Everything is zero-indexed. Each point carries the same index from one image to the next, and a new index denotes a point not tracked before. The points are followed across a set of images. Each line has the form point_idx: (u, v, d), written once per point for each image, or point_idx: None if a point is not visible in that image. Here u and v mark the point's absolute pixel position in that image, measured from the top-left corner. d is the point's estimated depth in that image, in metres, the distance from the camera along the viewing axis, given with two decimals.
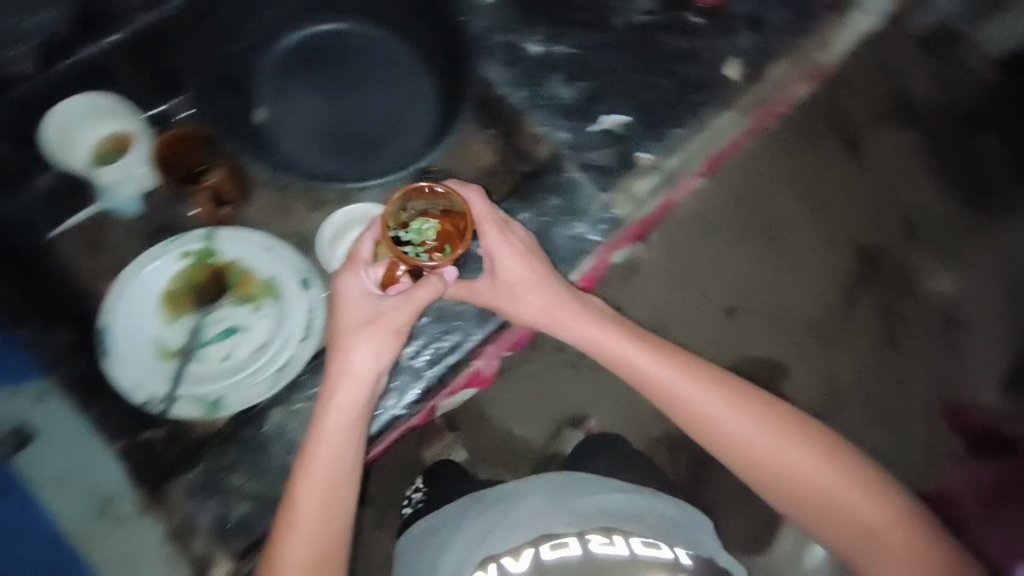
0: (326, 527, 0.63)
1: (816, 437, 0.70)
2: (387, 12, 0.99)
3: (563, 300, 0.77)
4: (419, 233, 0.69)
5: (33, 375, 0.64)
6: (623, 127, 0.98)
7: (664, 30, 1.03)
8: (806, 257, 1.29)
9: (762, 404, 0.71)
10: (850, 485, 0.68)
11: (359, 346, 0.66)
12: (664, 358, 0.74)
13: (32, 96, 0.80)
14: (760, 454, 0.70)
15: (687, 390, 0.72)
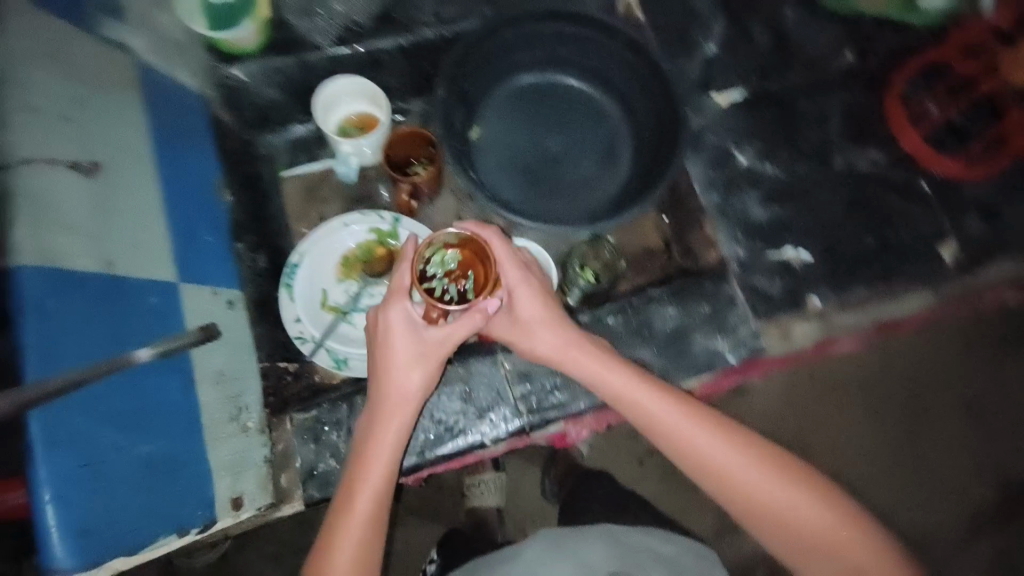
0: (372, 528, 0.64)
1: (815, 482, 0.69)
2: (620, 83, 1.05)
3: (602, 359, 0.74)
4: (442, 265, 0.69)
5: (230, 284, 0.78)
6: (805, 266, 0.93)
7: (887, 186, 0.97)
8: (935, 471, 1.14)
9: (761, 449, 0.70)
10: (853, 535, 0.66)
11: (412, 374, 0.67)
12: (676, 403, 0.71)
13: (318, 62, 0.94)
14: (770, 504, 0.68)
15: (700, 441, 0.69)
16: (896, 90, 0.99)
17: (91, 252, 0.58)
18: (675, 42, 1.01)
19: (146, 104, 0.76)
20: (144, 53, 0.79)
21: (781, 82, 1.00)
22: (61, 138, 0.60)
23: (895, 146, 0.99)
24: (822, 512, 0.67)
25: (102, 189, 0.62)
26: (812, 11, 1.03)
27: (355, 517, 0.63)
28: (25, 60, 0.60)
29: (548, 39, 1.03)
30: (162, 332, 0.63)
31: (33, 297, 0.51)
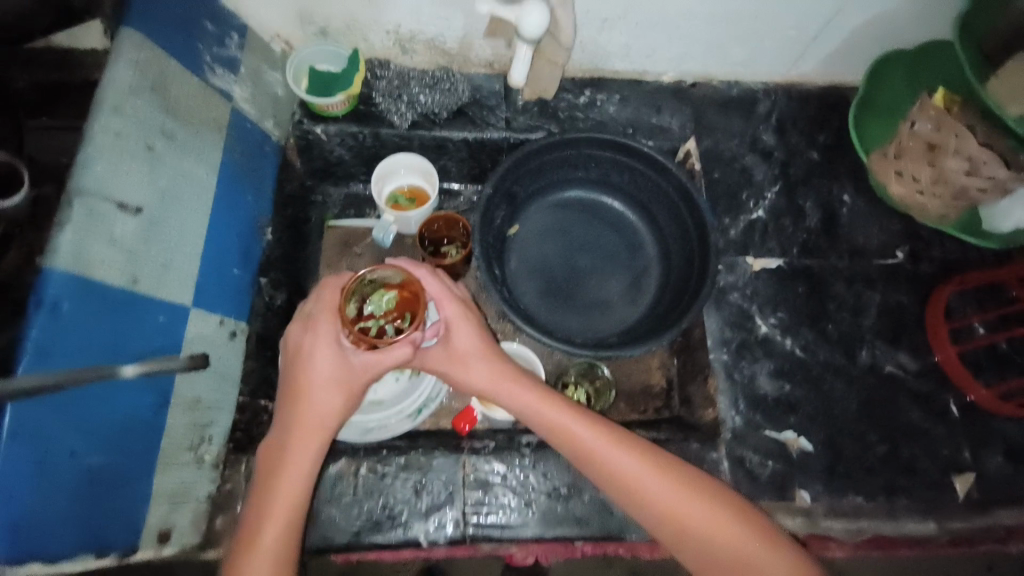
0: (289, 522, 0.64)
1: (763, 527, 0.67)
2: (663, 222, 1.08)
3: (549, 400, 0.74)
4: (378, 306, 0.74)
5: (239, 316, 0.85)
6: (802, 454, 0.88)
7: (910, 396, 0.92)
8: None
9: (702, 489, 0.69)
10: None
11: (328, 393, 0.69)
12: (616, 444, 0.71)
13: (389, 137, 1.03)
14: (719, 550, 0.66)
15: (642, 483, 0.69)
16: (943, 300, 0.94)
17: (120, 269, 0.66)
18: (725, 198, 1.04)
19: (226, 145, 0.85)
20: (239, 100, 0.88)
21: (822, 262, 0.99)
22: (135, 166, 0.69)
23: (928, 356, 0.94)
24: (779, 560, 0.64)
25: (154, 214, 0.71)
26: (872, 203, 1.03)
27: (273, 512, 0.64)
28: (132, 94, 0.70)
29: (604, 164, 1.07)
30: (161, 351, 0.71)
31: (54, 298, 0.58)
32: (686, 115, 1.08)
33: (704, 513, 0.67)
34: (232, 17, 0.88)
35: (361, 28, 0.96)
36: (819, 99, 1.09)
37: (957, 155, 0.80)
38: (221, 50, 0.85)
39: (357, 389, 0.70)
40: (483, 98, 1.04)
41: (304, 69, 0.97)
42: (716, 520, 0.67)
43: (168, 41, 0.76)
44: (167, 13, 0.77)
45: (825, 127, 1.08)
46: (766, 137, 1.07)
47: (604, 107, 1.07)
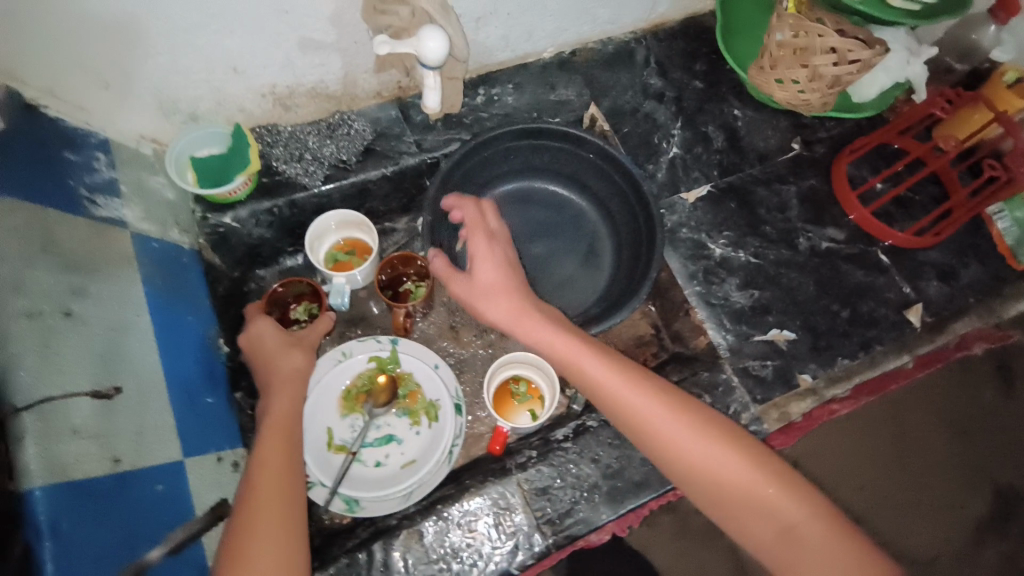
0: (285, 485, 0.63)
1: (786, 474, 0.66)
2: (594, 187, 1.12)
3: (562, 335, 0.75)
4: (303, 314, 0.96)
5: (234, 443, 0.78)
6: (789, 344, 0.98)
7: (850, 261, 1.04)
8: (973, 465, 1.12)
9: (726, 432, 0.68)
10: (824, 532, 0.62)
11: (290, 354, 0.80)
12: (637, 383, 0.70)
13: (307, 201, 0.97)
14: (734, 490, 0.65)
15: (651, 417, 0.68)
16: (843, 170, 1.09)
17: (96, 458, 0.58)
18: (641, 149, 1.10)
19: (144, 277, 0.75)
20: (135, 222, 0.78)
21: (740, 174, 1.09)
22: (65, 343, 0.60)
23: (848, 221, 1.07)
24: (794, 502, 0.64)
25: (105, 385, 0.62)
26: (758, 110, 1.14)
27: (270, 470, 0.63)
28: (27, 265, 0.60)
29: (523, 153, 1.09)
30: (173, 519, 0.64)
31: (50, 521, 0.52)
32: (578, 83, 1.12)
33: (709, 445, 0.66)
34: (89, 135, 0.77)
35: (235, 99, 0.89)
36: (682, 33, 1.17)
37: (824, 50, 0.90)
38: (93, 176, 0.74)
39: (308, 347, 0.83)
40: (386, 129, 1.01)
41: (186, 160, 0.89)
42: (722, 450, 0.66)
43: (37, 188, 0.65)
44: (25, 157, 0.66)
45: (697, 56, 1.16)
46: (653, 81, 1.14)
47: (503, 100, 1.08)
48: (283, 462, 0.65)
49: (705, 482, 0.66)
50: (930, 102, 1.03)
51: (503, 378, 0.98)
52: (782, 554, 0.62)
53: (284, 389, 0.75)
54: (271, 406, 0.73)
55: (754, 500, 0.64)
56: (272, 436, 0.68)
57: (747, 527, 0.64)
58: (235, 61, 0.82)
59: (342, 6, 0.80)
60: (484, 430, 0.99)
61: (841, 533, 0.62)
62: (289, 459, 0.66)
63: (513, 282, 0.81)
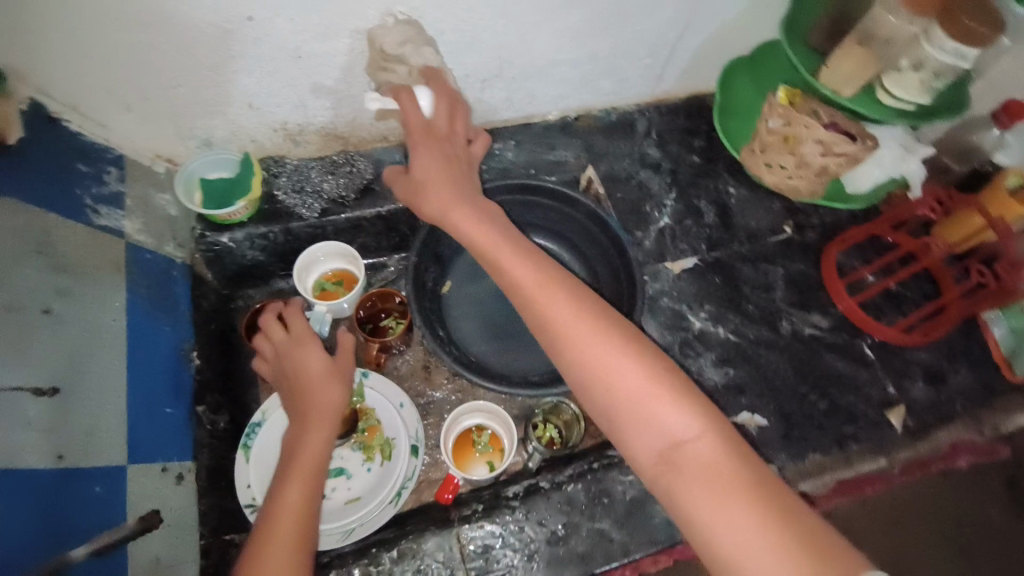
0: (300, 536, 0.67)
1: (683, 386, 0.60)
2: (582, 247, 1.14)
3: (485, 226, 0.72)
4: None
5: (182, 456, 0.80)
6: (760, 429, 0.95)
7: (833, 351, 1.02)
8: None
9: (632, 345, 0.63)
10: (711, 451, 0.57)
11: (330, 387, 0.82)
12: (553, 282, 0.66)
13: (302, 230, 1.02)
14: (629, 402, 0.60)
15: (553, 314, 0.64)
16: (832, 258, 1.08)
17: (40, 451, 0.60)
18: (632, 215, 1.12)
19: (129, 285, 0.79)
20: (132, 233, 0.84)
21: (727, 250, 1.10)
22: (37, 338, 0.64)
23: (836, 310, 1.06)
24: (686, 419, 0.59)
25: (66, 383, 0.65)
26: (753, 189, 1.15)
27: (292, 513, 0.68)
28: (17, 262, 0.64)
29: (516, 206, 1.13)
30: (104, 526, 0.65)
31: None
32: (576, 146, 1.16)
33: (606, 349, 0.62)
34: (104, 151, 0.85)
35: (248, 131, 0.95)
36: (684, 110, 1.21)
37: (810, 141, 0.92)
38: (100, 188, 0.80)
39: (347, 377, 0.84)
40: (388, 171, 1.06)
41: (195, 181, 0.95)
42: (620, 357, 0.62)
43: (42, 196, 0.71)
44: (39, 167, 0.73)
45: (697, 133, 1.20)
46: (650, 151, 1.17)
47: (502, 155, 1.13)
48: (301, 497, 0.71)
49: (599, 388, 0.61)
50: (920, 202, 1.01)
51: (466, 426, 0.98)
52: (668, 475, 0.58)
53: (319, 426, 0.78)
54: (301, 442, 0.77)
55: (645, 413, 0.59)
56: (298, 477, 0.73)
57: (638, 445, 0.60)
58: (251, 98, 0.88)
59: (353, 59, 0.86)
60: (439, 475, 0.98)
61: (735, 457, 0.57)
62: (309, 509, 0.70)
63: (454, 177, 0.78)
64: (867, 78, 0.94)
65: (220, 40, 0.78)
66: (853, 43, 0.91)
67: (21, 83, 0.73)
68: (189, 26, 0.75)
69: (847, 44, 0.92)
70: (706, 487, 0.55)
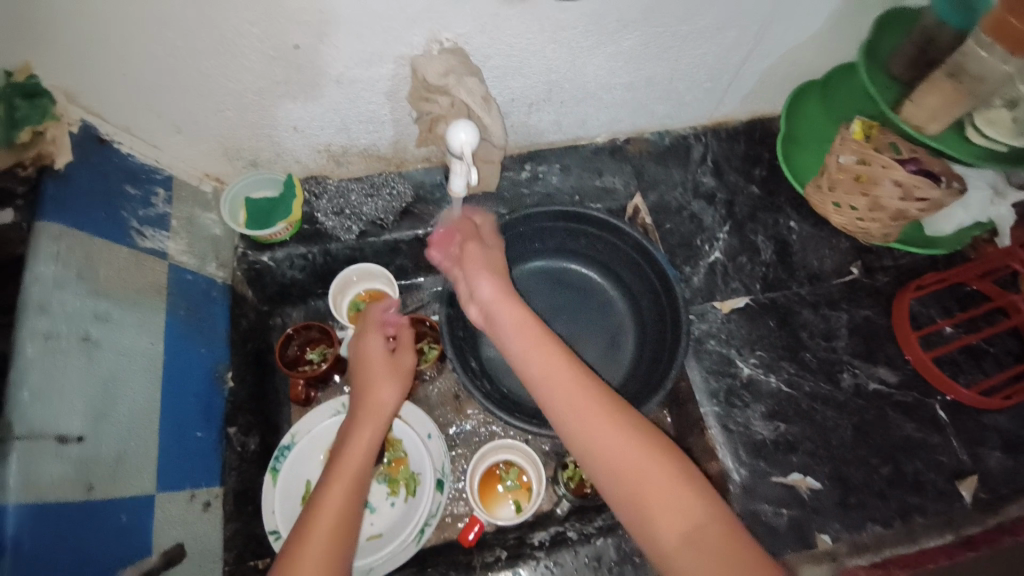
0: (333, 553, 0.63)
1: (695, 478, 0.65)
2: (628, 279, 1.08)
3: (520, 317, 0.77)
4: (317, 355, 1.00)
5: (211, 481, 0.80)
6: (813, 493, 0.87)
7: (900, 410, 0.93)
8: None
9: (649, 437, 0.66)
10: (730, 535, 0.60)
11: (382, 386, 0.79)
12: (580, 373, 0.71)
13: (341, 251, 1.02)
14: (649, 489, 0.63)
15: (572, 399, 0.69)
16: (905, 307, 0.98)
17: (71, 482, 0.61)
18: (681, 249, 1.06)
19: (168, 306, 0.80)
20: (175, 254, 0.85)
21: (785, 292, 1.02)
22: (73, 367, 0.64)
23: (905, 364, 0.96)
24: (705, 505, 0.62)
25: (99, 411, 0.66)
26: (817, 226, 1.07)
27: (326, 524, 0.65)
28: (57, 288, 0.65)
29: (557, 233, 1.09)
30: (127, 555, 0.65)
31: (14, 539, 0.55)
32: (626, 173, 1.11)
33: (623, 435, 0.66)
34: (155, 172, 0.86)
35: (292, 153, 0.95)
36: (745, 136, 1.14)
37: (886, 182, 0.84)
38: (147, 210, 0.82)
39: (404, 378, 0.82)
40: (429, 194, 1.03)
41: (240, 202, 0.95)
42: (634, 447, 0.65)
43: (88, 219, 0.72)
44: (86, 190, 0.74)
45: (757, 162, 1.12)
46: (705, 180, 1.11)
47: (547, 179, 1.09)
48: (341, 505, 0.67)
49: (614, 472, 0.64)
50: (1010, 251, 0.96)
51: (491, 464, 0.94)
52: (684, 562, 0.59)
53: (369, 427, 0.75)
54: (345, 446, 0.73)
55: (659, 501, 0.62)
56: (338, 485, 0.69)
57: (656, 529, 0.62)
58: (295, 122, 0.88)
59: (396, 84, 0.84)
60: (464, 511, 0.95)
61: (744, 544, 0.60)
62: (346, 523, 0.66)
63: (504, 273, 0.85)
64: (957, 116, 0.86)
65: (266, 67, 0.77)
66: (942, 76, 0.83)
67: (74, 105, 0.74)
68: (235, 52, 0.74)
69: (934, 76, 0.84)
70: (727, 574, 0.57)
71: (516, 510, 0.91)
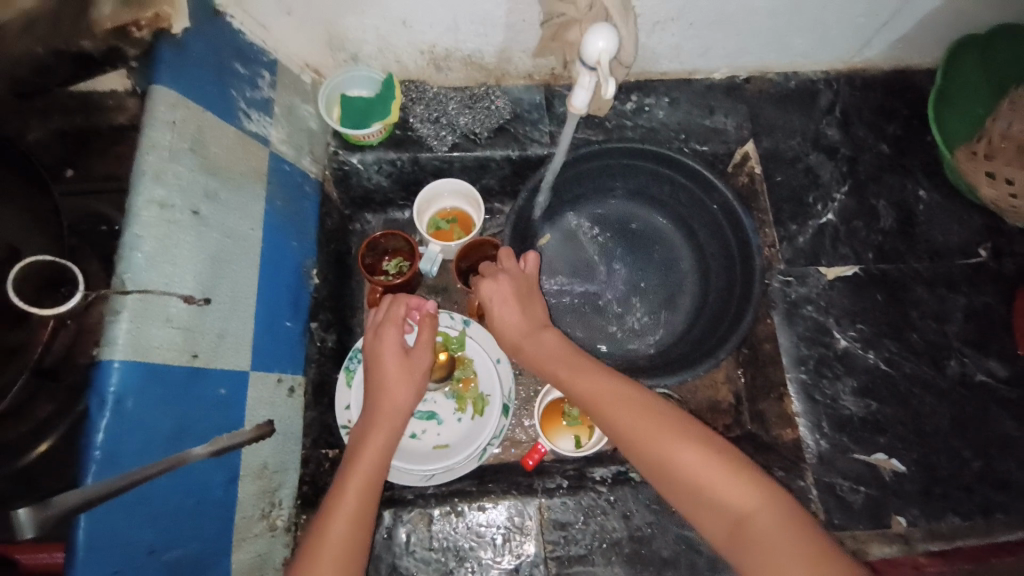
0: (354, 533, 0.65)
1: (741, 465, 0.63)
2: (703, 239, 1.05)
3: (554, 358, 0.77)
4: (396, 267, 0.98)
5: (296, 369, 0.83)
6: (894, 476, 0.83)
7: (1005, 406, 0.86)
8: None
9: (671, 423, 0.67)
10: (781, 520, 0.58)
11: (395, 391, 0.76)
12: (605, 381, 0.72)
13: (430, 163, 0.98)
14: (687, 480, 0.63)
15: (606, 407, 0.70)
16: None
17: (177, 349, 0.63)
18: (790, 204, 0.98)
19: (267, 195, 0.80)
20: (276, 142, 0.83)
21: (899, 265, 0.93)
22: (184, 241, 0.65)
23: (1019, 360, 0.88)
24: (748, 492, 0.60)
25: (206, 286, 0.67)
26: (948, 196, 0.97)
27: (343, 518, 0.65)
28: (168, 163, 0.64)
29: (648, 174, 1.04)
30: (227, 425, 0.69)
31: (118, 395, 0.56)
32: (741, 114, 1.02)
33: (651, 428, 0.66)
34: (262, 54, 0.82)
35: (394, 50, 0.90)
36: (883, 87, 1.02)
37: None
38: (254, 92, 0.80)
39: (418, 378, 0.78)
40: (528, 113, 0.98)
41: (336, 97, 0.93)
42: (675, 440, 0.65)
43: (201, 91, 0.71)
44: (200, 60, 0.72)
45: (892, 117, 1.01)
46: (829, 132, 1.00)
47: (652, 112, 1.02)
48: (357, 503, 0.67)
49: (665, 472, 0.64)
50: None
51: (556, 397, 0.95)
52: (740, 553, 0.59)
53: (383, 430, 0.74)
54: (360, 450, 0.72)
55: (709, 497, 0.61)
56: (354, 483, 0.68)
57: (705, 522, 0.62)
58: (405, 14, 0.83)
59: None
60: (525, 438, 0.97)
61: (798, 521, 0.58)
62: (364, 516, 0.67)
63: (530, 303, 0.84)
64: None
65: None
66: None
67: None
68: None
69: None
70: (779, 552, 0.56)
71: (576, 446, 0.92)
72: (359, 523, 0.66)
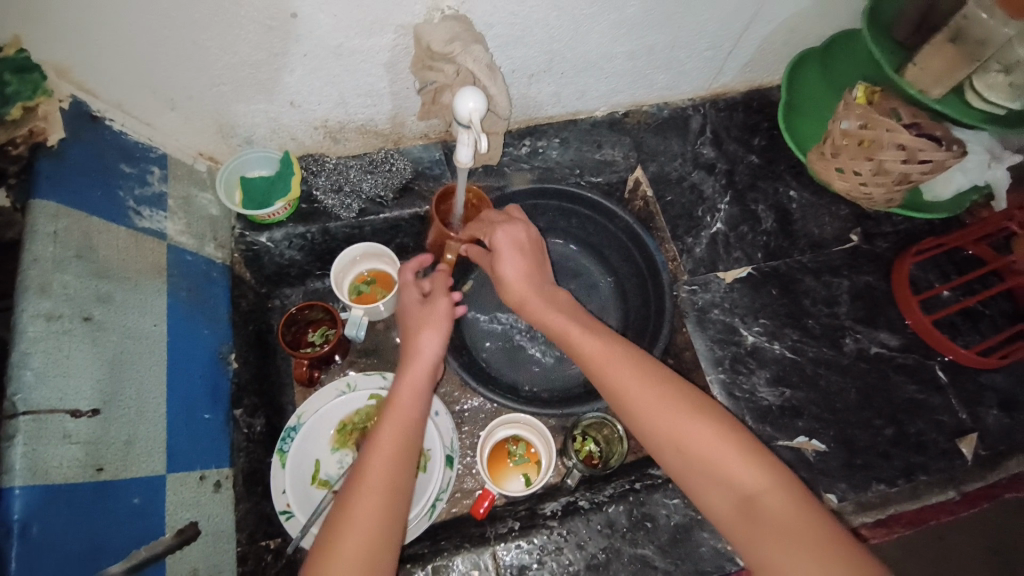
0: (385, 500, 0.61)
1: (753, 444, 0.63)
2: (615, 261, 1.12)
3: (569, 323, 0.75)
4: (321, 336, 0.99)
5: (221, 462, 0.80)
6: (818, 455, 0.88)
7: (901, 371, 0.94)
8: None
9: (689, 396, 0.66)
10: (792, 502, 0.58)
11: (421, 341, 0.74)
12: (620, 351, 0.71)
13: (341, 230, 1.00)
14: (698, 456, 0.62)
15: (623, 378, 0.68)
16: (905, 271, 0.99)
17: (80, 465, 0.60)
18: (682, 220, 1.06)
19: (170, 288, 0.79)
20: (174, 234, 0.83)
21: (786, 260, 1.02)
22: (79, 350, 0.63)
23: (906, 328, 0.98)
24: (755, 474, 0.60)
25: (108, 393, 0.65)
26: (816, 193, 1.08)
27: (369, 481, 0.61)
28: (55, 274, 0.63)
29: (552, 211, 1.10)
30: (147, 534, 0.65)
31: (22, 523, 0.54)
32: (626, 144, 1.11)
33: (665, 403, 0.65)
34: (149, 150, 0.83)
35: (289, 129, 0.93)
36: (743, 106, 1.14)
37: (892, 145, 0.87)
38: (144, 189, 0.80)
39: (442, 326, 0.76)
40: (429, 170, 1.02)
41: (235, 180, 0.93)
42: (689, 414, 0.64)
43: (83, 196, 0.70)
44: (80, 167, 0.72)
45: (757, 131, 1.12)
46: (705, 151, 1.11)
47: (546, 153, 1.09)
48: (388, 464, 0.63)
49: (678, 449, 0.63)
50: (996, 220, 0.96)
51: (500, 438, 0.95)
52: (749, 531, 0.58)
53: (407, 384, 0.71)
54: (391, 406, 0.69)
55: (719, 475, 0.61)
56: (385, 441, 0.65)
57: (711, 501, 0.61)
58: (292, 97, 0.86)
59: (395, 55, 0.82)
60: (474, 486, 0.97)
61: (804, 506, 0.58)
62: (398, 478, 0.63)
63: (534, 258, 0.82)
64: (957, 78, 0.86)
65: (262, 38, 0.74)
66: (944, 41, 0.84)
67: (63, 82, 0.71)
68: (233, 24, 0.71)
69: (937, 41, 0.84)
70: (788, 536, 0.56)
71: (526, 484, 0.93)
72: (395, 485, 0.62)
